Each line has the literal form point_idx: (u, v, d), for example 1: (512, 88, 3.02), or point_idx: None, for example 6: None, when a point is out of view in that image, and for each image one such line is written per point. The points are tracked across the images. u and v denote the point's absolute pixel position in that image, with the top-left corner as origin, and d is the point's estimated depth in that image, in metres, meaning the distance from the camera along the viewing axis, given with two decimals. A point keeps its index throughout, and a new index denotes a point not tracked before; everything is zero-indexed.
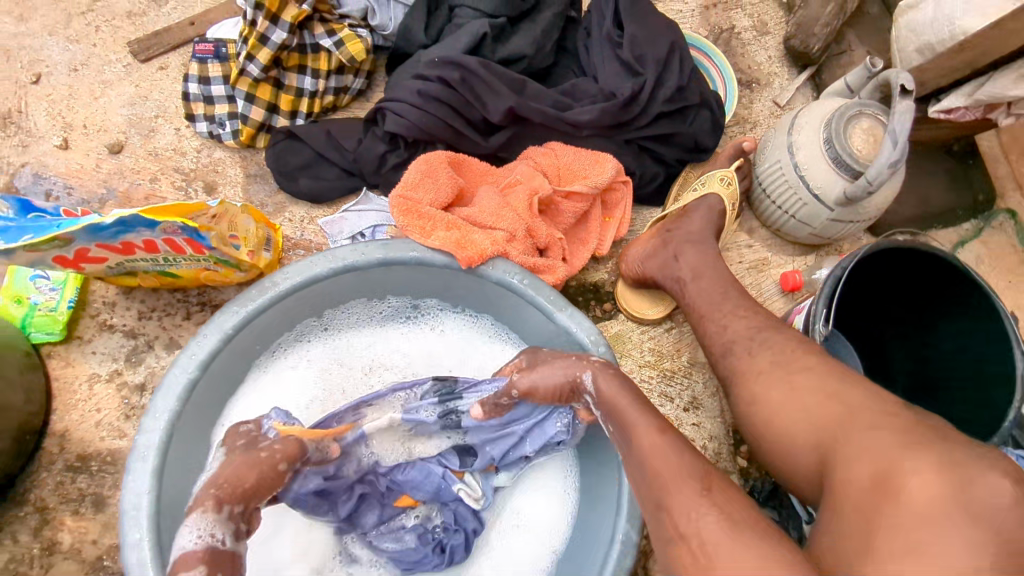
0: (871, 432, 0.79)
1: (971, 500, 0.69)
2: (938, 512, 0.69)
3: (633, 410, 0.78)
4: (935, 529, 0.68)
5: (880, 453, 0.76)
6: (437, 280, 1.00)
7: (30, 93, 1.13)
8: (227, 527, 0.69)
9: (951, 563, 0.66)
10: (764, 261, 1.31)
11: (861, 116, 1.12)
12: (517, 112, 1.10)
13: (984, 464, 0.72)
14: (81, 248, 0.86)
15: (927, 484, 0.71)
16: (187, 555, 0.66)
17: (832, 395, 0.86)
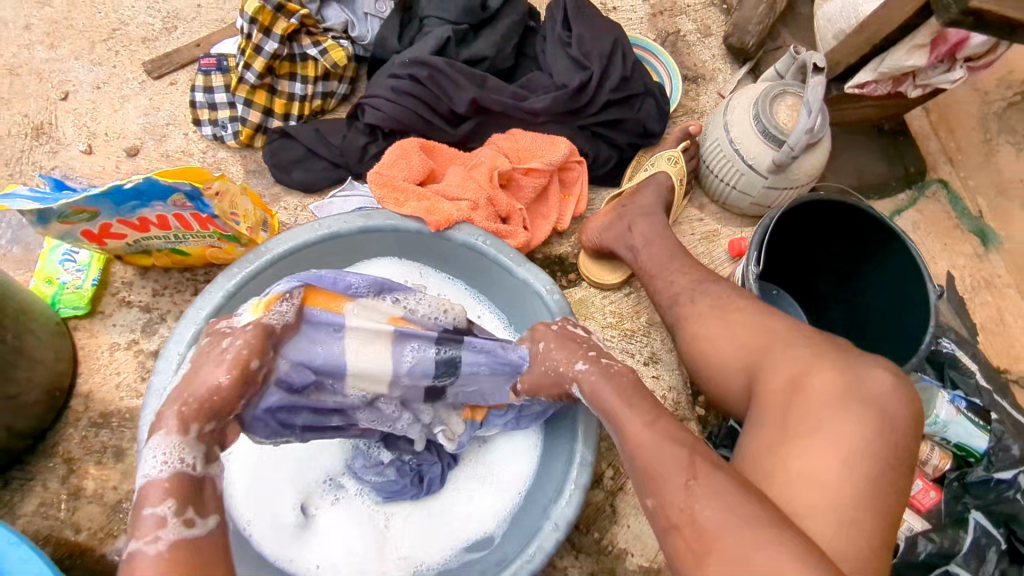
0: (789, 347, 0.91)
1: (865, 392, 0.84)
2: (839, 400, 0.83)
3: (621, 408, 0.86)
4: (834, 414, 0.82)
5: (795, 362, 0.89)
6: (412, 247, 1.14)
7: (60, 108, 1.30)
8: (193, 449, 0.72)
9: (845, 438, 0.80)
10: (714, 232, 1.44)
11: (784, 95, 1.28)
12: (479, 103, 1.26)
13: (874, 364, 0.87)
14: (105, 222, 1.02)
15: (829, 381, 0.85)
16: (153, 483, 0.70)
17: (756, 320, 0.98)
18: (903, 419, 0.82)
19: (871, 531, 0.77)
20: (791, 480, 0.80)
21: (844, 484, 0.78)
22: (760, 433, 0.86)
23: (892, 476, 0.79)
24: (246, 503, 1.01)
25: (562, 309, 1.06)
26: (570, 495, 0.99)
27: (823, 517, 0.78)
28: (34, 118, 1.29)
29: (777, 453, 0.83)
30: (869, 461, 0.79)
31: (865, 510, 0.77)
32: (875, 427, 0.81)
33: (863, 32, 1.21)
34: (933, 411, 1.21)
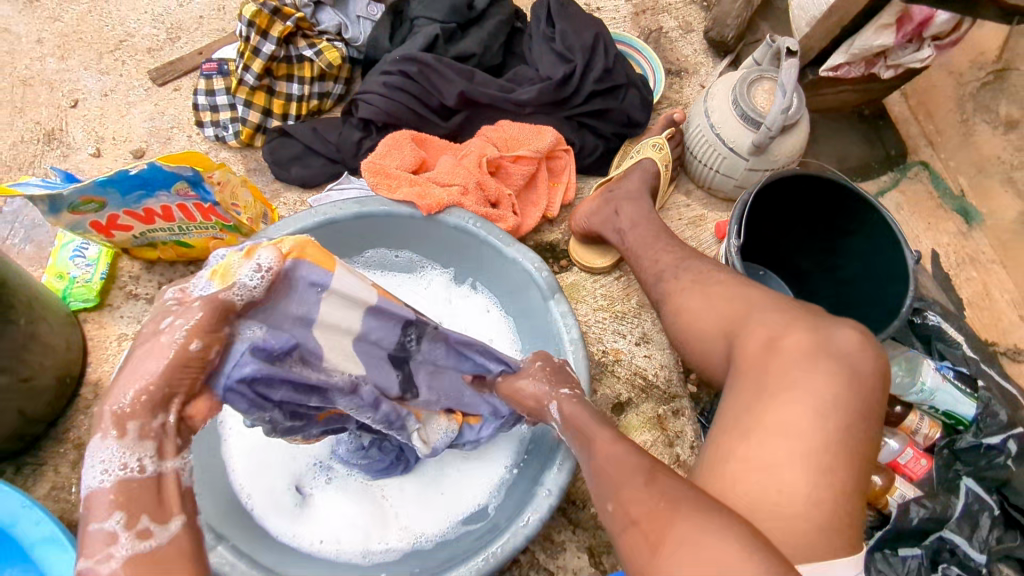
0: (766, 312, 0.95)
1: (835, 350, 0.87)
2: (811, 357, 0.86)
3: (594, 430, 0.87)
4: (806, 370, 0.85)
5: (771, 326, 0.92)
6: (405, 230, 1.17)
7: (70, 115, 1.37)
8: (143, 450, 0.62)
9: (817, 391, 0.83)
10: (702, 217, 1.48)
11: (762, 79, 1.33)
12: (467, 96, 1.32)
13: (841, 324, 0.90)
14: (113, 213, 1.07)
15: (801, 341, 0.88)
16: (97, 493, 0.61)
17: (736, 287, 1.02)
18: (872, 373, 0.85)
19: (845, 477, 0.79)
20: (768, 433, 0.83)
21: (817, 433, 0.81)
22: (740, 391, 0.89)
23: (863, 424, 0.82)
24: (244, 477, 1.02)
25: (551, 286, 1.09)
26: (563, 460, 0.99)
27: (797, 465, 0.80)
28: (45, 125, 1.36)
29: (755, 409, 0.85)
30: (841, 411, 0.82)
31: (839, 457, 0.80)
32: (845, 381, 0.84)
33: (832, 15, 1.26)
34: (917, 378, 1.19)
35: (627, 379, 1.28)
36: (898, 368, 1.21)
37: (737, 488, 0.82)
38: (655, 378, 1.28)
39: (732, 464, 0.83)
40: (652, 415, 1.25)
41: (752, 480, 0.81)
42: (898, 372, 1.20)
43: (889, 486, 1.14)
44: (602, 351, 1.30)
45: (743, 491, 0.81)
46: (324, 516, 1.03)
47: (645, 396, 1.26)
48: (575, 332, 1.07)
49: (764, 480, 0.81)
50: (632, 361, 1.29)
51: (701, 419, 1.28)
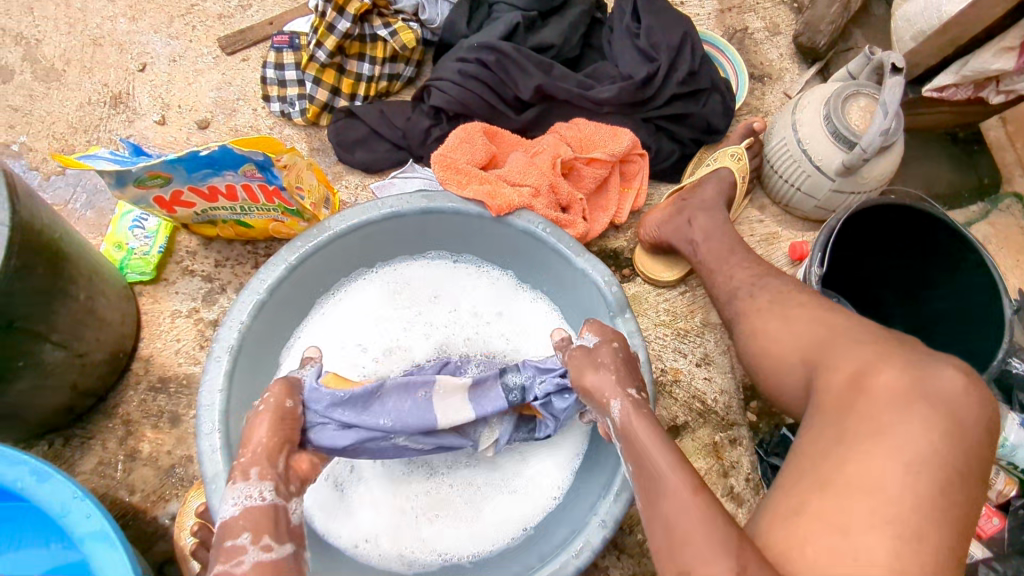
0: (854, 346, 0.83)
1: (934, 393, 0.74)
2: (904, 400, 0.74)
3: (652, 438, 0.74)
4: (904, 414, 0.72)
5: (858, 359, 0.80)
6: (470, 229, 1.12)
7: (138, 79, 1.34)
8: (262, 484, 0.75)
9: (910, 442, 0.71)
10: (775, 235, 1.41)
11: (859, 95, 1.22)
12: (545, 90, 1.27)
13: (940, 362, 0.77)
14: (176, 189, 1.03)
15: (893, 380, 0.76)
16: (231, 523, 0.72)
17: (816, 311, 0.92)
18: (975, 427, 0.72)
19: (935, 545, 0.66)
20: (848, 488, 0.69)
21: (905, 494, 0.67)
22: (820, 432, 0.76)
23: (959, 487, 0.69)
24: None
25: (620, 303, 1.01)
26: (619, 492, 0.92)
27: (878, 530, 0.66)
28: (113, 87, 1.33)
29: (840, 459, 0.72)
30: (939, 467, 0.69)
31: (928, 521, 0.66)
32: (943, 430, 0.71)
33: (947, 32, 1.16)
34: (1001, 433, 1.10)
35: (684, 402, 1.22)
36: None
37: (810, 548, 0.67)
38: (713, 404, 1.22)
39: (803, 518, 0.70)
40: (708, 443, 1.19)
41: (823, 541, 0.67)
42: None
43: None
44: (660, 370, 1.24)
45: (816, 555, 0.67)
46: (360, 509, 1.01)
47: (702, 421, 1.20)
48: (642, 353, 0.98)
49: (835, 545, 0.67)
50: (690, 384, 1.23)
51: (760, 450, 1.19)
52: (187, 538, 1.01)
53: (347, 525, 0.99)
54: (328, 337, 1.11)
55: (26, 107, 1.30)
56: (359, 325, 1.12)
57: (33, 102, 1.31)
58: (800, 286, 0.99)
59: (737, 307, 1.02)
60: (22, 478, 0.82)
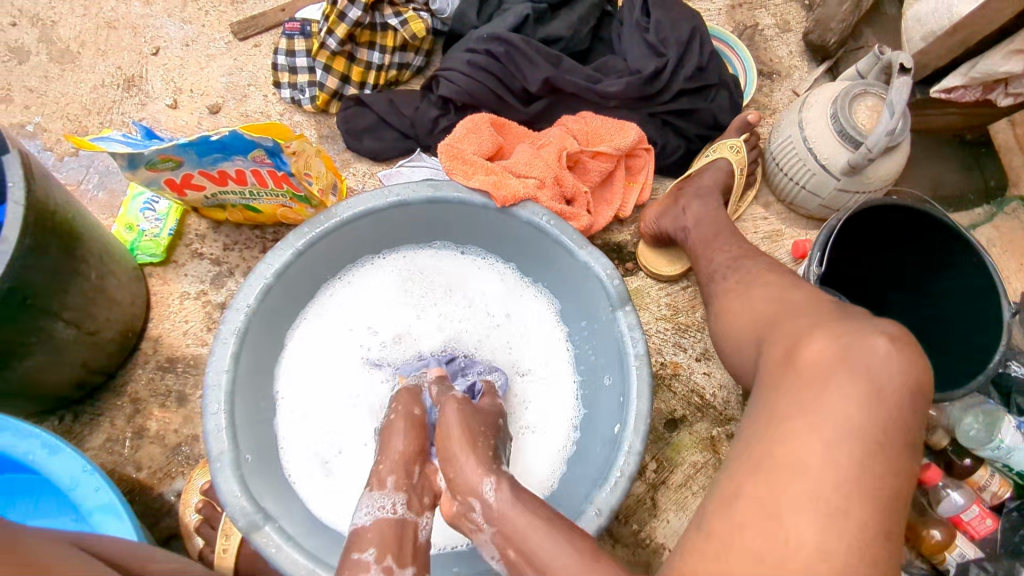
0: (799, 317, 0.83)
1: (855, 361, 0.72)
2: (823, 373, 0.72)
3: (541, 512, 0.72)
4: (819, 389, 0.72)
5: (792, 335, 0.80)
6: (476, 220, 1.13)
7: (151, 63, 1.36)
8: (394, 497, 0.78)
9: (830, 414, 0.70)
10: (778, 232, 1.41)
11: (867, 95, 1.22)
12: (553, 83, 1.28)
13: (868, 330, 0.74)
14: (187, 173, 1.05)
15: (821, 351, 0.75)
16: (361, 531, 0.75)
17: (779, 287, 0.92)
18: (894, 390, 0.70)
19: (861, 519, 0.65)
20: (778, 467, 0.69)
21: (826, 470, 0.67)
22: (758, 410, 0.76)
23: (879, 456, 0.68)
24: (297, 436, 1.06)
25: (622, 296, 1.02)
26: (616, 481, 0.92)
27: (805, 510, 0.66)
28: (126, 71, 1.35)
29: (766, 438, 0.72)
30: (856, 439, 0.68)
31: (856, 499, 0.66)
32: (859, 400, 0.69)
33: (957, 33, 1.17)
34: (995, 435, 1.10)
35: (682, 395, 1.23)
36: (975, 420, 1.12)
37: (747, 532, 0.68)
38: (712, 399, 1.23)
39: (742, 503, 0.69)
40: (705, 436, 1.21)
41: (760, 527, 0.67)
42: (974, 424, 1.12)
43: (949, 543, 1.09)
44: (660, 363, 1.25)
45: (751, 537, 0.67)
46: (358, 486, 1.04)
47: (700, 415, 1.22)
48: (641, 346, 0.99)
49: (770, 527, 0.67)
50: (690, 378, 1.24)
51: None
52: (191, 515, 1.05)
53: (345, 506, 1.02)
54: (334, 325, 1.14)
55: (41, 88, 1.32)
56: (366, 311, 1.15)
57: (48, 83, 1.32)
58: (776, 267, 0.98)
59: (714, 289, 1.03)
60: (33, 450, 0.85)
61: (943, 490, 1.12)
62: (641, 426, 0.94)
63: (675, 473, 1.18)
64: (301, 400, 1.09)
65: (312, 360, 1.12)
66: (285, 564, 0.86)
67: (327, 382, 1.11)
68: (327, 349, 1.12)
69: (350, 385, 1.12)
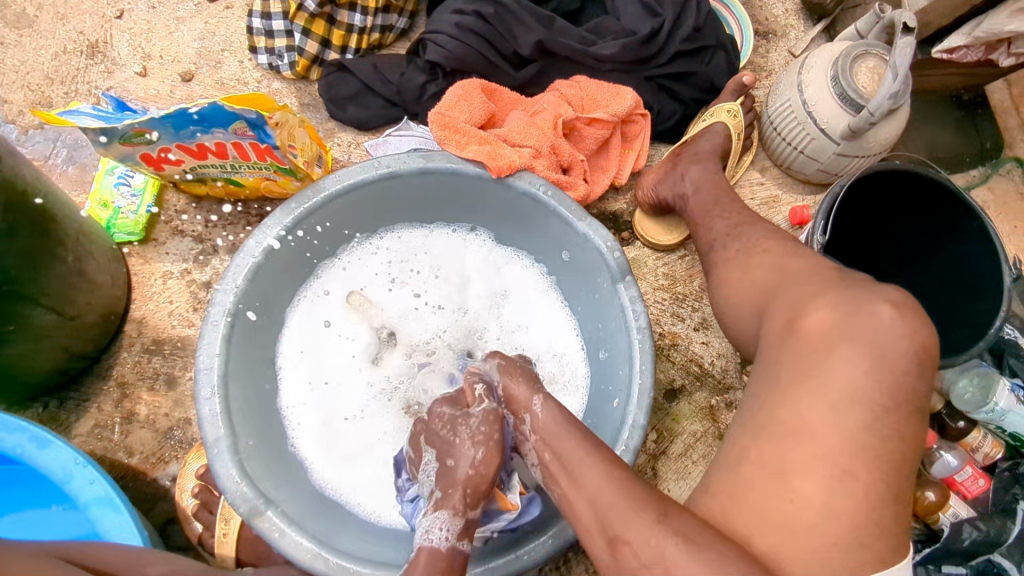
0: (798, 288, 0.80)
1: (857, 331, 0.69)
2: (827, 340, 0.70)
3: (572, 442, 0.73)
4: (826, 363, 0.69)
5: (792, 303, 0.77)
6: (470, 191, 1.09)
7: (115, 27, 1.28)
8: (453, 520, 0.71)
9: (841, 389, 0.67)
10: (775, 198, 1.39)
11: (867, 56, 1.18)
12: (545, 45, 1.23)
13: (873, 297, 0.71)
14: (165, 147, 0.99)
15: (827, 321, 0.72)
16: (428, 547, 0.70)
17: (782, 257, 0.89)
18: (904, 358, 0.68)
19: (868, 485, 0.65)
20: (781, 433, 0.68)
21: (835, 439, 0.66)
22: (762, 381, 0.74)
23: (886, 421, 0.66)
24: (301, 414, 1.04)
25: (622, 268, 0.99)
26: (619, 456, 0.90)
27: (810, 471, 0.66)
28: (89, 36, 1.26)
29: (770, 408, 0.71)
30: (860, 407, 0.66)
31: (859, 461, 0.65)
32: (862, 368, 0.67)
33: None
34: (990, 398, 1.09)
35: (681, 365, 1.22)
36: (969, 382, 1.12)
37: (753, 492, 0.68)
38: (710, 367, 1.22)
39: (746, 465, 0.70)
40: (704, 406, 1.20)
41: (764, 487, 0.67)
42: (969, 388, 1.11)
43: (943, 503, 1.08)
44: (658, 333, 1.24)
45: (756, 498, 0.67)
46: (366, 459, 1.03)
47: (699, 385, 1.21)
48: (643, 319, 0.97)
49: (777, 492, 0.66)
50: (688, 348, 1.23)
51: None
52: (188, 500, 1.03)
53: (351, 486, 1.00)
54: (327, 305, 1.10)
55: None
56: (360, 288, 1.12)
57: (5, 50, 1.24)
58: (776, 234, 0.95)
59: (714, 258, 0.99)
60: (22, 444, 0.82)
61: (935, 451, 1.11)
62: (644, 399, 0.93)
63: (675, 443, 1.18)
64: (300, 379, 1.06)
65: (307, 341, 1.08)
66: (289, 548, 0.84)
67: (330, 361, 1.08)
68: (321, 328, 1.09)
69: (354, 363, 1.09)
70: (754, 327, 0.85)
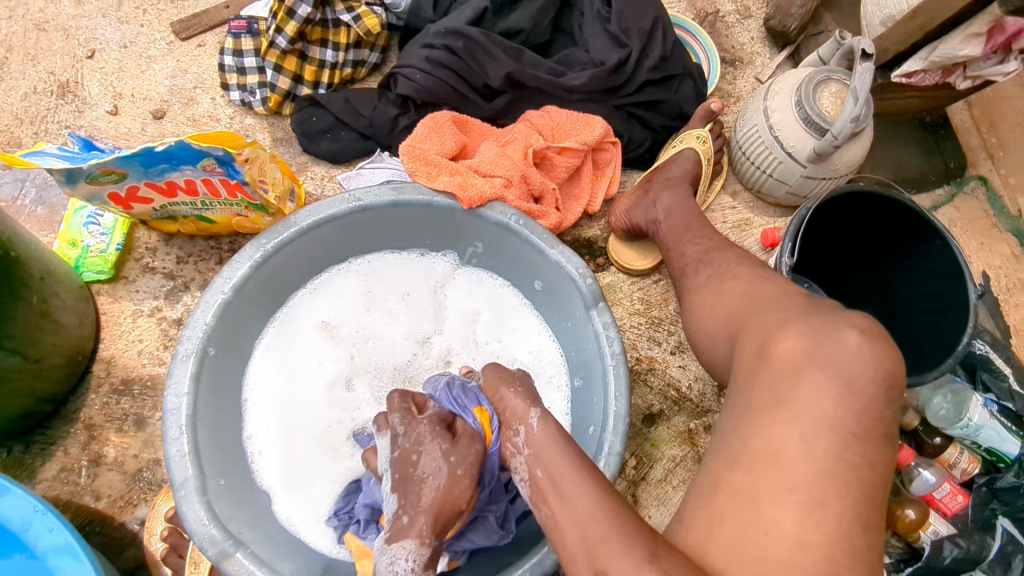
0: (769, 315, 0.80)
1: (825, 355, 0.69)
2: (797, 366, 0.70)
3: (568, 463, 0.72)
4: (797, 389, 0.69)
5: (764, 328, 0.77)
6: (442, 220, 1.09)
7: (86, 67, 1.28)
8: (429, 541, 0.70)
9: (812, 415, 0.67)
10: (747, 221, 1.41)
11: (830, 81, 1.21)
12: (515, 77, 1.25)
13: (841, 322, 0.72)
14: (133, 186, 0.99)
15: (795, 347, 0.72)
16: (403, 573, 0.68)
17: (753, 283, 0.89)
18: (872, 384, 0.68)
19: (843, 514, 0.64)
20: (754, 460, 0.68)
21: (806, 467, 0.65)
22: (734, 408, 0.74)
23: (856, 452, 0.65)
24: (272, 447, 1.02)
25: (595, 295, 1.00)
26: None
27: (782, 500, 0.65)
28: (59, 76, 1.27)
29: (742, 436, 0.70)
30: (830, 434, 0.66)
31: (832, 489, 0.64)
32: (829, 394, 0.67)
33: (916, 17, 1.17)
34: (964, 414, 1.10)
35: (658, 390, 1.22)
36: (943, 399, 1.13)
37: (726, 522, 0.67)
38: (688, 391, 1.22)
39: (720, 496, 0.68)
40: (682, 429, 1.20)
41: (737, 517, 0.66)
42: (943, 404, 1.13)
43: (923, 521, 1.08)
44: (635, 358, 1.23)
45: (730, 528, 0.66)
46: (335, 491, 0.99)
47: (677, 409, 1.20)
48: (617, 345, 0.97)
49: (750, 520, 0.66)
50: (665, 372, 1.23)
51: None
52: (157, 543, 1.01)
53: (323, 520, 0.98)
54: (298, 336, 1.09)
55: None
56: (333, 317, 1.11)
57: None
58: (746, 259, 0.96)
59: (687, 284, 1.00)
60: None
61: (914, 468, 1.11)
62: (620, 426, 0.92)
63: (655, 469, 1.17)
64: (271, 412, 1.04)
65: (278, 372, 1.06)
66: None
67: (296, 392, 1.06)
68: (292, 359, 1.07)
69: (321, 392, 1.06)
70: (726, 353, 0.85)
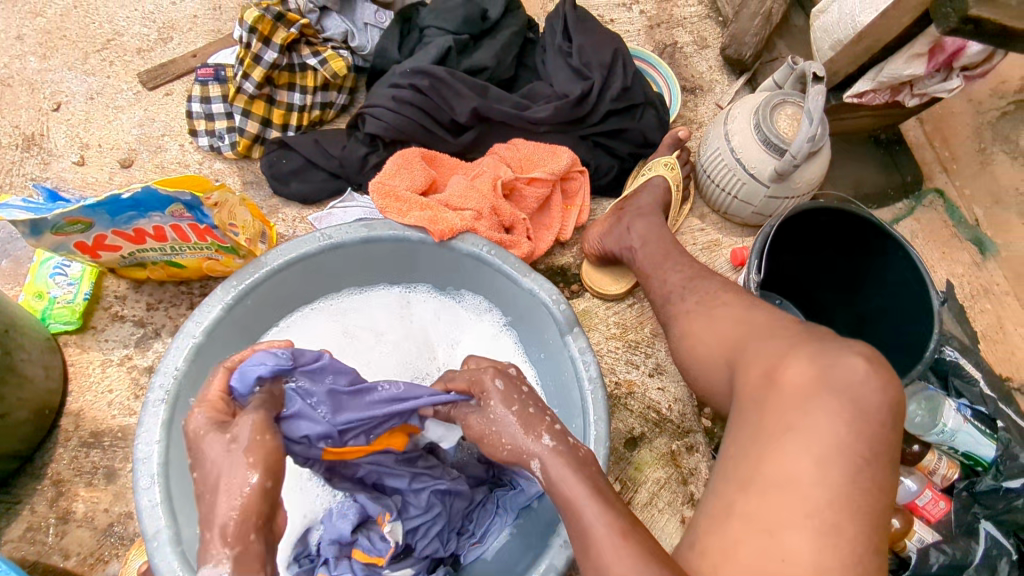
0: (764, 340, 0.81)
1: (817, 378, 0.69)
2: (809, 392, 0.69)
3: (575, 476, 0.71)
4: (795, 411, 0.69)
5: (766, 357, 0.77)
6: (414, 255, 1.10)
7: (52, 119, 1.28)
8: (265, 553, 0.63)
9: (817, 435, 0.67)
10: (716, 242, 1.43)
11: (785, 104, 1.25)
12: (481, 113, 1.27)
13: (844, 349, 0.72)
14: (100, 234, 0.98)
15: (790, 369, 0.72)
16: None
17: (741, 307, 0.90)
18: (878, 410, 0.67)
19: (853, 536, 0.63)
20: (764, 485, 0.67)
21: (816, 486, 0.64)
22: (739, 430, 0.73)
23: (853, 469, 0.65)
24: None
25: (569, 321, 1.00)
26: None
27: (798, 527, 0.63)
28: (24, 129, 1.27)
29: (750, 456, 0.69)
30: (825, 450, 0.66)
31: (845, 513, 0.63)
32: (829, 414, 0.67)
33: (861, 41, 1.20)
34: (939, 419, 1.10)
35: (638, 413, 1.22)
36: (918, 405, 1.12)
37: (741, 547, 0.65)
38: (668, 412, 1.22)
39: (734, 520, 0.67)
40: (665, 451, 1.20)
41: (753, 547, 0.64)
42: (919, 411, 1.11)
43: (908, 530, 1.06)
44: (613, 382, 1.23)
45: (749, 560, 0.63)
46: None
47: (657, 431, 1.20)
48: (593, 369, 0.97)
49: (762, 546, 0.64)
50: (645, 395, 1.23)
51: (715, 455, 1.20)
52: None
53: None
54: None
55: None
56: None
57: None
58: (730, 285, 0.97)
59: (671, 310, 1.00)
60: None
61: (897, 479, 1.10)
62: (601, 450, 0.92)
63: (639, 492, 1.16)
64: None
65: None
66: None
67: None
68: None
69: None
70: None
